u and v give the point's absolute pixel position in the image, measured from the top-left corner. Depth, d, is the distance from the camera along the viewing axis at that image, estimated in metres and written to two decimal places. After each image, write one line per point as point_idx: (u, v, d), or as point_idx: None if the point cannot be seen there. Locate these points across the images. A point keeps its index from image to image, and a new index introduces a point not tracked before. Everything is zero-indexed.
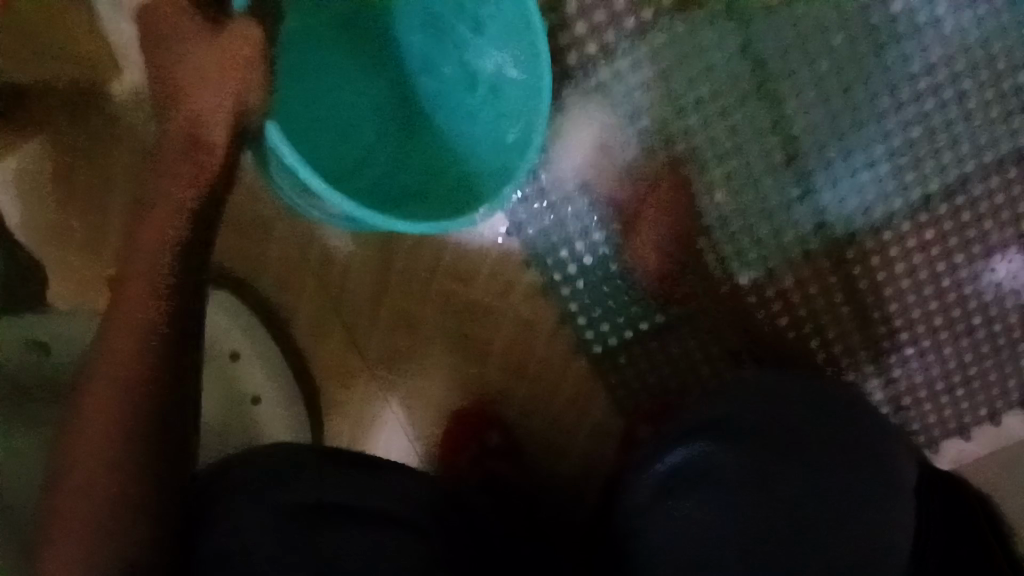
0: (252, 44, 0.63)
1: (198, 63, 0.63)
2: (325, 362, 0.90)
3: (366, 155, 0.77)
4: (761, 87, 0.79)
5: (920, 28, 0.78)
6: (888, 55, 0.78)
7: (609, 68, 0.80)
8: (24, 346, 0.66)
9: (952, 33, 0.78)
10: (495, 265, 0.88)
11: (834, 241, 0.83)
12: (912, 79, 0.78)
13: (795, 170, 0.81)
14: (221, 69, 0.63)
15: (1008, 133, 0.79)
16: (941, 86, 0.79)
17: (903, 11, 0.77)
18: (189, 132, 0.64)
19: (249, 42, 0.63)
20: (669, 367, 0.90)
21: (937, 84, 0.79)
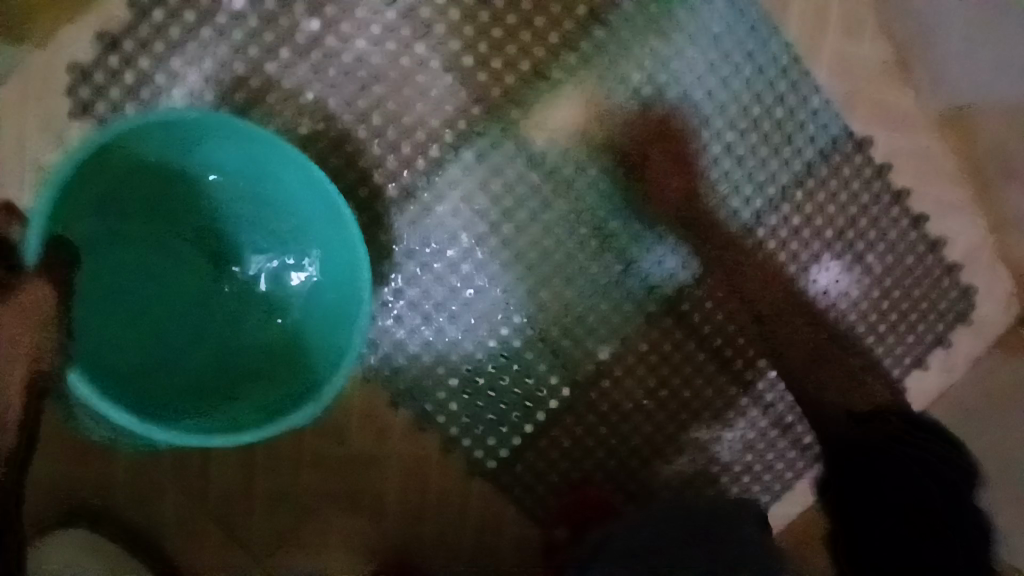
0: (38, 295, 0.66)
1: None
2: (213, 572, 0.84)
3: (194, 340, 0.77)
4: (558, 185, 0.85)
5: (679, 96, 0.86)
6: (656, 131, 0.86)
7: (415, 204, 0.83)
8: None
9: (703, 97, 0.86)
10: (364, 413, 0.86)
11: (668, 299, 0.87)
12: (684, 144, 0.86)
13: (611, 249, 0.86)
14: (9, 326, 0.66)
15: (782, 163, 0.88)
16: (710, 142, 0.87)
17: (657, 90, 0.86)
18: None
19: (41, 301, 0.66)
20: (565, 459, 0.89)
21: (706, 142, 0.87)
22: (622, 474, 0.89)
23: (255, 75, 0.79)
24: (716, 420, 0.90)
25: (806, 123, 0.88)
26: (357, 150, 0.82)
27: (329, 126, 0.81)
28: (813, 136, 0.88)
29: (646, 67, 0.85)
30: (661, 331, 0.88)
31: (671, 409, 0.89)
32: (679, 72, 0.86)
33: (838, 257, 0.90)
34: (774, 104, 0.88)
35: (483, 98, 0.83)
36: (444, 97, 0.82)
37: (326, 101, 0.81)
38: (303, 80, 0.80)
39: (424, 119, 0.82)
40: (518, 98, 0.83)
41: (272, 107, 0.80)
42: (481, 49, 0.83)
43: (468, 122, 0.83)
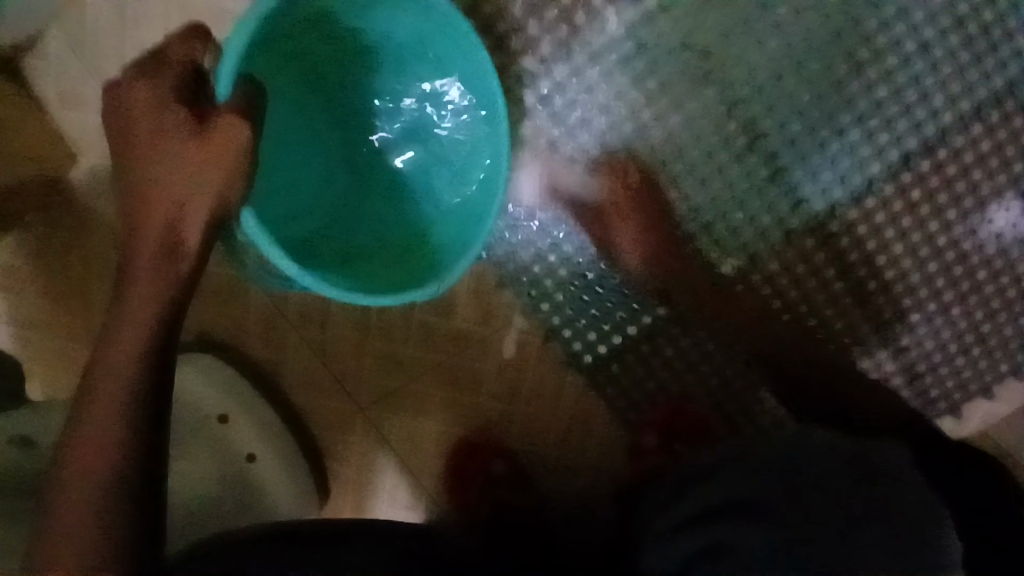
0: (231, 138, 0.62)
1: (168, 164, 0.63)
2: (320, 414, 0.90)
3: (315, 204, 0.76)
4: (707, 77, 0.76)
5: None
6: (838, 20, 0.75)
7: (550, 79, 0.78)
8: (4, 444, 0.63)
9: None
10: (472, 290, 0.86)
11: (814, 217, 0.79)
12: (869, 39, 0.75)
13: (759, 153, 0.78)
14: (206, 169, 0.62)
15: (981, 77, 0.76)
16: (900, 40, 0.75)
17: None
18: (168, 234, 0.63)
19: (232, 140, 0.62)
20: (665, 367, 0.87)
21: (896, 40, 0.75)
22: (722, 393, 0.86)
23: None
24: (838, 356, 0.84)
25: (1018, 30, 0.75)
26: (499, 13, 0.76)
27: None
28: (1023, 48, 0.75)
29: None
30: (795, 251, 0.81)
31: None
32: None
33: (1022, 197, 0.78)
34: (986, 2, 0.74)
35: None
36: None
37: None
38: None
39: None
40: None
41: None
42: None
43: None
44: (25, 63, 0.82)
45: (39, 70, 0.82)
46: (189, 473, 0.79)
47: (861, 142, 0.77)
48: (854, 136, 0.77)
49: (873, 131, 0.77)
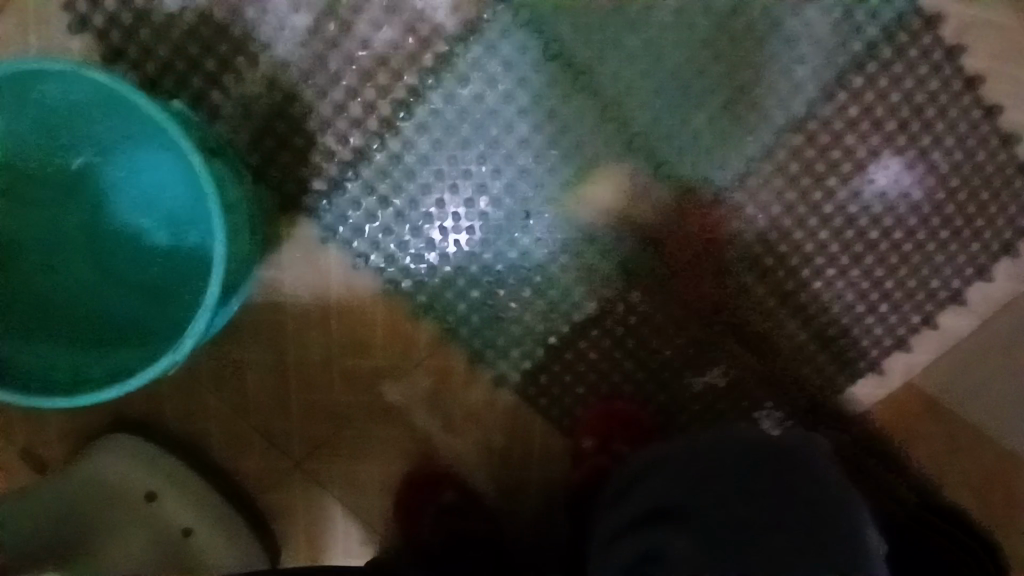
0: None
1: None
2: (256, 474, 0.88)
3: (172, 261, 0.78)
4: (569, 92, 0.78)
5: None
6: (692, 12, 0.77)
7: (424, 105, 0.78)
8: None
9: None
10: (385, 328, 0.85)
11: (705, 204, 0.82)
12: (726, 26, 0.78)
13: (640, 150, 0.80)
14: None
15: (838, 45, 0.79)
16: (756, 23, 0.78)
17: None
18: None
19: None
20: (592, 370, 0.87)
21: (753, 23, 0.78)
22: (651, 387, 0.87)
23: None
24: (755, 332, 0.85)
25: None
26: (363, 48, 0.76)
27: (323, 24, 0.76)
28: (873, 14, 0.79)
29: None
30: (692, 237, 0.82)
31: (705, 321, 0.85)
32: None
33: (899, 153, 0.81)
34: None
35: None
36: None
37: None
38: None
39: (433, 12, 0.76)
40: None
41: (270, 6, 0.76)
42: None
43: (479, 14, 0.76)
44: None
45: None
46: (124, 552, 0.79)
47: (734, 129, 0.80)
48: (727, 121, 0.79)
49: (743, 115, 0.79)
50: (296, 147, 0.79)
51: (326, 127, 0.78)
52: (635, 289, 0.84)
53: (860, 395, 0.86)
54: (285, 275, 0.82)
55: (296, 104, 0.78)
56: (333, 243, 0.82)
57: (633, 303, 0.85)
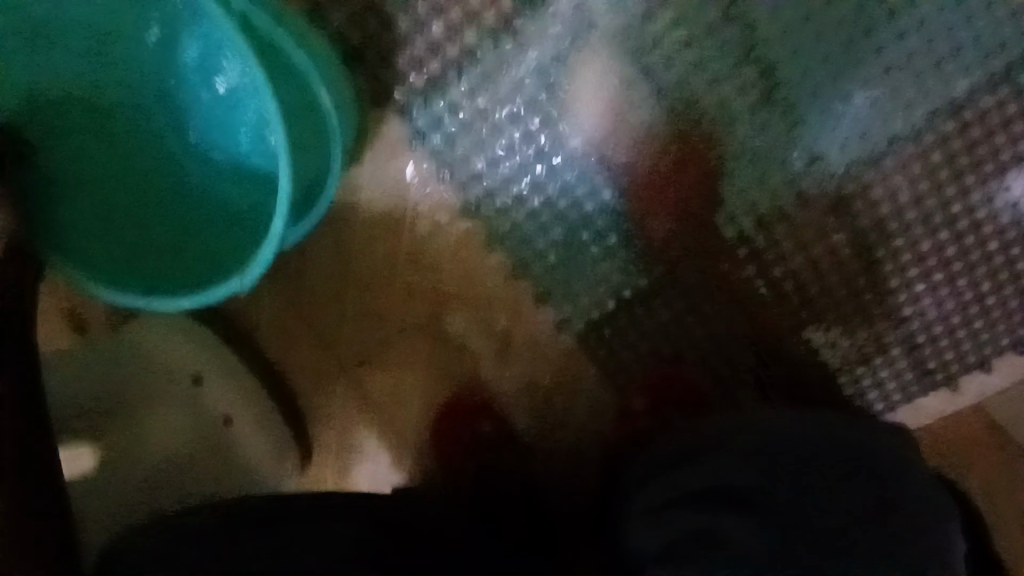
0: None
1: None
2: (298, 370, 0.86)
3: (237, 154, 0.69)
4: (705, 32, 0.71)
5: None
6: None
7: (552, 11, 0.71)
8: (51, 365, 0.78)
9: None
10: (456, 246, 0.80)
11: (825, 180, 0.75)
12: None
13: (774, 106, 0.73)
14: None
15: (1018, 30, 0.70)
16: None
17: None
18: None
19: None
20: (660, 331, 0.83)
21: None
22: (715, 360, 0.83)
23: None
24: (838, 324, 0.81)
25: None
26: None
27: None
28: None
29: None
30: (801, 212, 0.76)
31: (790, 303, 0.80)
32: None
33: None
34: None
35: None
36: None
37: None
38: None
39: None
40: None
41: None
42: None
43: None
44: None
45: None
46: (162, 431, 0.77)
47: (880, 102, 0.72)
48: (875, 93, 0.72)
49: (894, 89, 0.72)
50: (397, 33, 0.73)
51: (435, 17, 0.72)
52: (727, 257, 0.79)
53: (929, 408, 0.82)
54: (363, 171, 0.79)
55: None
56: (419, 147, 0.77)
57: (722, 270, 0.80)
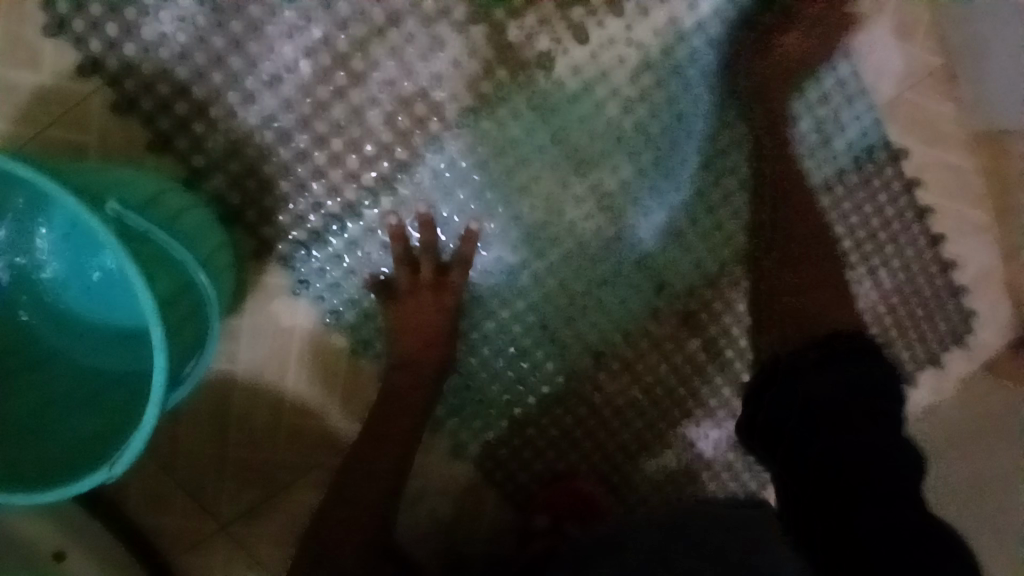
0: None
1: None
2: (176, 537, 0.80)
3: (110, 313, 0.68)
4: (571, 185, 0.78)
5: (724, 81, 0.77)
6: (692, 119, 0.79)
7: (423, 168, 0.74)
8: None
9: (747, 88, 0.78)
10: (348, 388, 0.79)
11: (679, 298, 0.84)
12: (726, 134, 0.80)
13: (627, 241, 0.81)
14: None
15: (815, 167, 0.82)
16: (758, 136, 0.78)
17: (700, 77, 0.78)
18: None
19: None
20: (548, 445, 0.86)
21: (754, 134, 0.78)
22: (605, 467, 0.87)
23: (253, 4, 0.67)
24: (707, 420, 0.88)
25: (845, 126, 0.82)
26: (363, 101, 0.71)
27: (316, 67, 0.69)
28: (850, 143, 0.82)
29: (701, 46, 0.77)
30: (663, 326, 0.84)
31: (662, 407, 0.87)
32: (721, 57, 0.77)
33: (853, 270, 0.85)
34: (818, 100, 0.81)
35: (509, 58, 0.73)
36: (464, 53, 0.71)
37: (337, 38, 0.69)
38: (309, 15, 0.68)
39: (442, 77, 0.72)
40: (550, 64, 0.74)
41: (265, 41, 0.68)
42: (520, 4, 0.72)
43: (492, 85, 0.73)
44: None
45: None
46: None
47: (718, 231, 0.82)
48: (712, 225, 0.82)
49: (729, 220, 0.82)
50: (278, 193, 0.72)
51: (316, 178, 0.72)
52: (601, 371, 0.85)
53: None
54: (242, 321, 0.76)
55: (287, 151, 0.71)
56: (304, 294, 0.76)
57: (602, 382, 0.85)
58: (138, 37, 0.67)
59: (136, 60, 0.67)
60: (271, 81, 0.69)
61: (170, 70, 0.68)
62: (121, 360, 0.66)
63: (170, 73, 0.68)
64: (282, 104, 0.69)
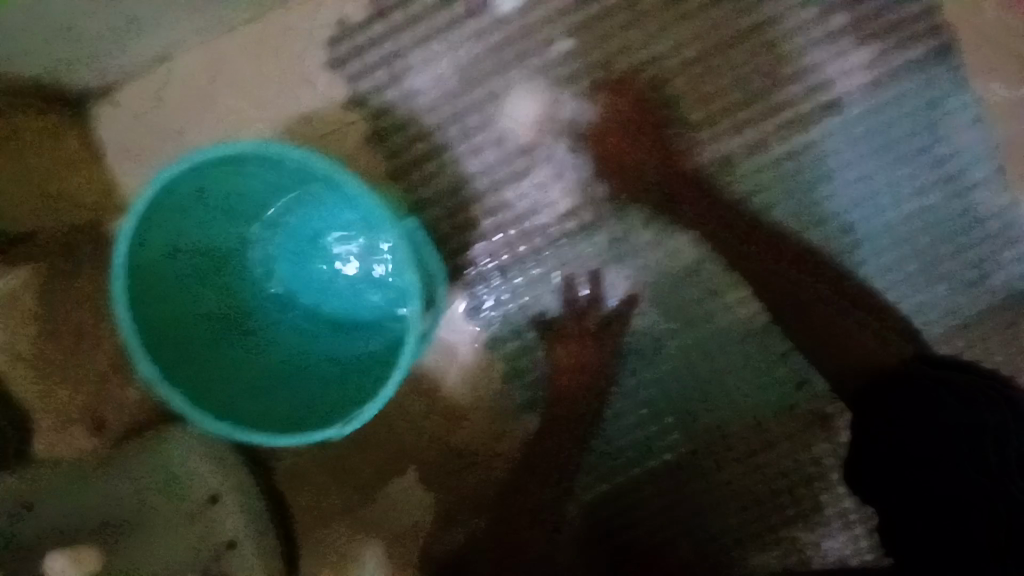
0: (55, 135, 0.80)
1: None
2: (308, 510, 0.88)
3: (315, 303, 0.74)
4: (732, 273, 0.82)
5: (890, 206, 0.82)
6: (857, 233, 0.82)
7: (603, 232, 0.82)
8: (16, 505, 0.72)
9: (913, 212, 0.82)
10: (490, 411, 0.86)
11: (813, 396, 0.85)
12: (885, 252, 0.82)
13: (774, 333, 0.84)
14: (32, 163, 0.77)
15: (975, 299, 0.82)
16: (913, 256, 0.82)
17: (870, 194, 0.81)
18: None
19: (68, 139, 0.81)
20: (660, 517, 0.86)
21: (912, 253, 0.82)
22: (709, 548, 0.87)
23: (498, 77, 0.81)
24: (823, 527, 0.86)
25: (1010, 265, 0.82)
26: (566, 168, 0.82)
27: (534, 134, 0.81)
28: (1012, 281, 0.82)
29: (876, 166, 0.81)
30: (794, 420, 0.85)
31: (779, 502, 0.86)
32: (895, 182, 0.81)
33: None
34: (986, 237, 0.82)
35: (701, 151, 0.80)
36: (659, 139, 0.80)
37: (559, 112, 0.81)
38: (541, 91, 0.81)
39: (637, 158, 0.81)
40: (736, 163, 0.81)
41: (502, 106, 0.81)
42: (717, 107, 0.80)
43: (680, 172, 0.81)
44: (90, 108, 0.83)
45: (99, 117, 0.83)
46: (160, 548, 0.76)
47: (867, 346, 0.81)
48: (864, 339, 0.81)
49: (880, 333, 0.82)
50: (477, 230, 0.83)
51: (512, 224, 0.83)
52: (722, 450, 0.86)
53: None
54: None
55: (493, 196, 0.82)
56: (474, 319, 0.85)
57: (721, 461, 0.86)
58: (403, 85, 0.82)
59: (396, 103, 0.82)
60: (498, 140, 0.82)
61: (420, 116, 0.82)
62: (327, 340, 0.72)
63: (420, 119, 0.82)
64: (501, 159, 0.82)
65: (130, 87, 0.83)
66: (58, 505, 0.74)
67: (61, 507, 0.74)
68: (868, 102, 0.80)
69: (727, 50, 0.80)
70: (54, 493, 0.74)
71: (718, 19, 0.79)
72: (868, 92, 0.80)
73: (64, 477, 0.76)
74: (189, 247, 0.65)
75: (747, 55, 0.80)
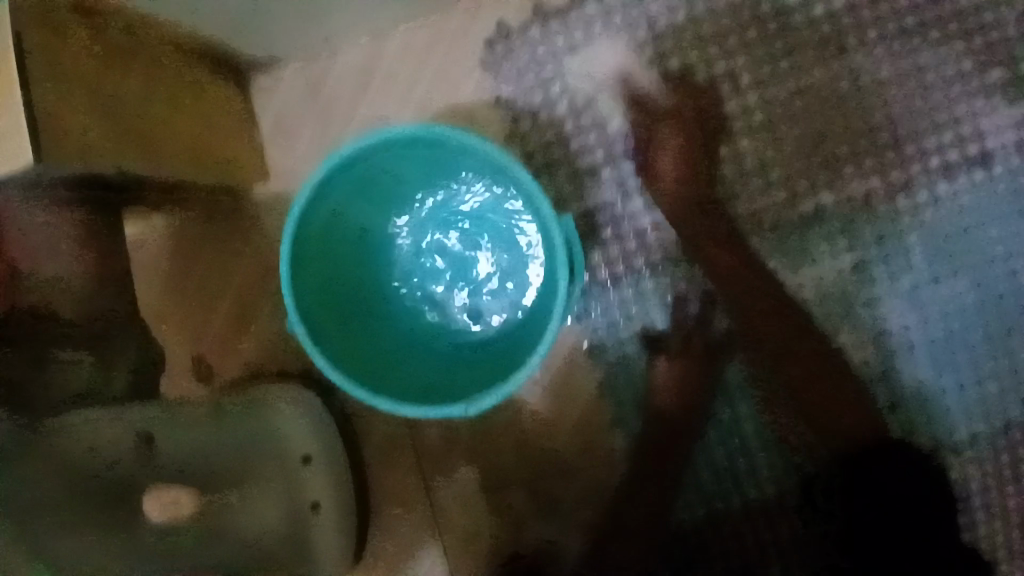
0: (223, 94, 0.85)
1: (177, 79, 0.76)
2: (383, 488, 0.90)
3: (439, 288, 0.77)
4: (852, 316, 0.81)
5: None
6: (991, 293, 0.79)
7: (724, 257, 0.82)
8: (134, 440, 0.76)
9: None
10: (582, 419, 0.86)
11: (919, 456, 0.81)
12: (1017, 316, 0.79)
13: (887, 384, 0.81)
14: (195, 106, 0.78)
15: None
16: None
17: (1008, 255, 0.79)
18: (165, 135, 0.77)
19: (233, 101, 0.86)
20: (739, 557, 0.84)
21: None
22: None
23: (642, 94, 0.82)
24: None
25: None
26: (695, 190, 0.82)
27: (669, 152, 0.82)
28: None
29: (1019, 227, 0.78)
30: None
31: None
32: None
33: None
34: None
35: (836, 189, 0.80)
36: (796, 171, 0.81)
37: (697, 134, 0.82)
38: (682, 112, 0.82)
39: (769, 189, 0.81)
40: (872, 206, 0.80)
41: (642, 121, 0.83)
42: (861, 146, 0.80)
43: (811, 207, 0.80)
44: (252, 75, 0.89)
45: (263, 89, 0.90)
46: (259, 506, 0.80)
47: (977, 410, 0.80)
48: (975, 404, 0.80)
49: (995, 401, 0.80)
50: (597, 238, 0.84)
51: (631, 237, 0.84)
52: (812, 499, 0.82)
53: None
54: None
55: (618, 207, 0.83)
56: (579, 325, 0.85)
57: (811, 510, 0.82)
58: (548, 91, 0.84)
59: (538, 107, 0.84)
60: (632, 153, 0.83)
61: (559, 122, 0.84)
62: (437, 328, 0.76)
63: (559, 125, 0.84)
64: (632, 173, 0.83)
65: (295, 64, 0.89)
66: (182, 446, 0.79)
67: (186, 448, 0.79)
68: (1018, 162, 0.78)
69: (876, 94, 0.80)
70: (183, 432, 0.79)
71: (873, 60, 0.80)
72: (1018, 152, 0.78)
73: (194, 420, 0.80)
74: (346, 214, 0.70)
75: (898, 101, 0.79)
